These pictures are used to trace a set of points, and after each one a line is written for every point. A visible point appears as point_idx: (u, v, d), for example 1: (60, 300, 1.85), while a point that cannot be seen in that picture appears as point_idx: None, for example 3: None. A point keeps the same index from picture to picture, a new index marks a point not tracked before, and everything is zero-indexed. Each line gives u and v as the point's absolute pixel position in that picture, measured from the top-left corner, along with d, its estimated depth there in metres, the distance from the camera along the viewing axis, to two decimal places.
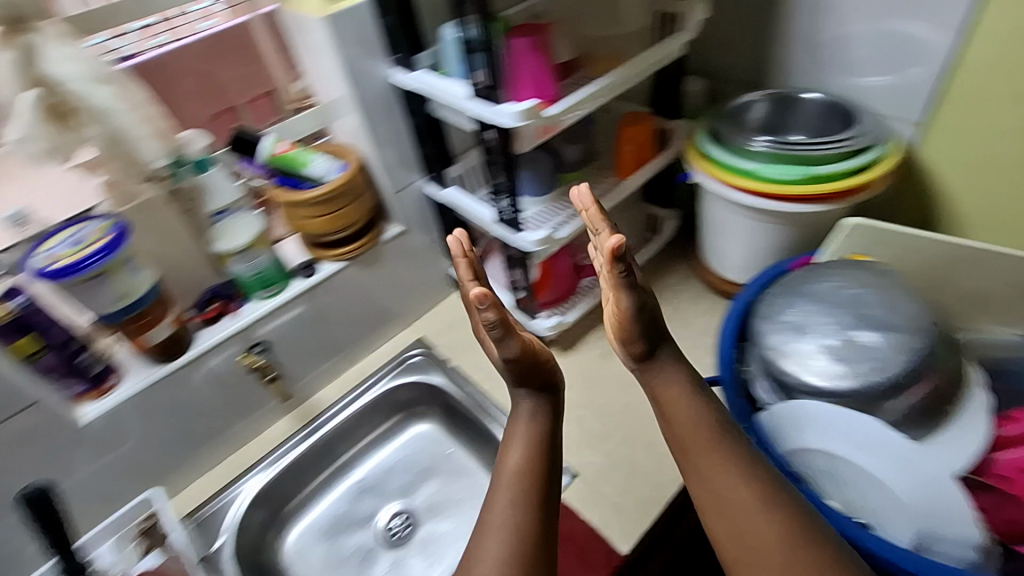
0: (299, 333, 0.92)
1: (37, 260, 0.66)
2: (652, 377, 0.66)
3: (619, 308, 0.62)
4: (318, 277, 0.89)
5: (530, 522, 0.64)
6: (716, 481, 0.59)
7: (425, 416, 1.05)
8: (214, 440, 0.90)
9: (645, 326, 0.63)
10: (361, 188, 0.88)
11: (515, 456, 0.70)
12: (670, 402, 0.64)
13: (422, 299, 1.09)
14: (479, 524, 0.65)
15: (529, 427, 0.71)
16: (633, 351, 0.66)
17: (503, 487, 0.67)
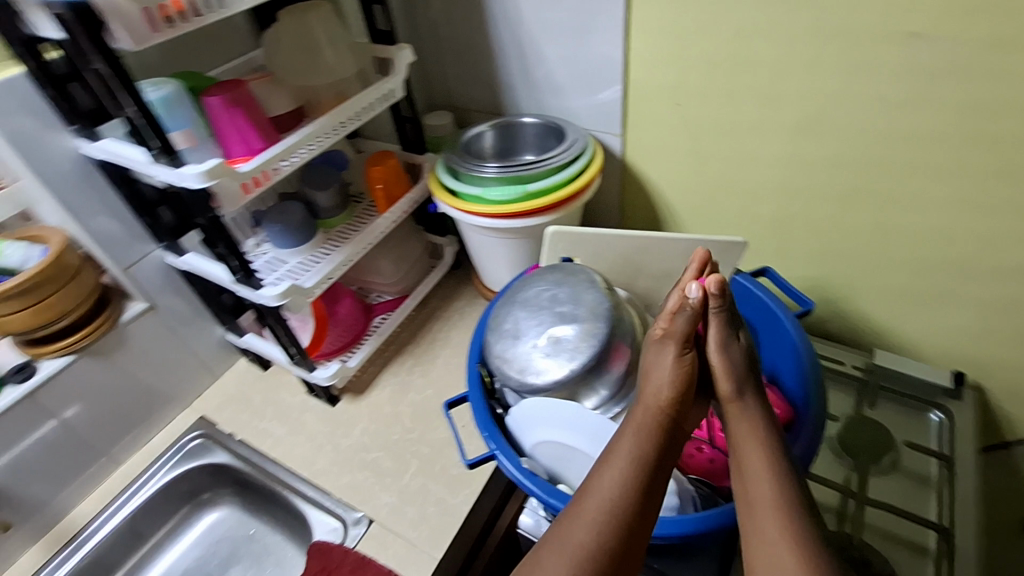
0: (31, 445, 0.81)
1: None
2: (736, 418, 0.62)
3: (720, 352, 0.63)
4: (36, 379, 0.79)
5: (628, 507, 0.55)
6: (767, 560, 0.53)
7: (218, 498, 0.98)
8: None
9: (747, 364, 0.63)
10: (70, 271, 0.78)
11: (608, 477, 0.57)
12: (750, 459, 0.59)
13: (198, 377, 1.02)
14: (573, 513, 0.56)
15: (639, 420, 0.60)
16: (724, 383, 0.63)
17: (595, 519, 0.55)
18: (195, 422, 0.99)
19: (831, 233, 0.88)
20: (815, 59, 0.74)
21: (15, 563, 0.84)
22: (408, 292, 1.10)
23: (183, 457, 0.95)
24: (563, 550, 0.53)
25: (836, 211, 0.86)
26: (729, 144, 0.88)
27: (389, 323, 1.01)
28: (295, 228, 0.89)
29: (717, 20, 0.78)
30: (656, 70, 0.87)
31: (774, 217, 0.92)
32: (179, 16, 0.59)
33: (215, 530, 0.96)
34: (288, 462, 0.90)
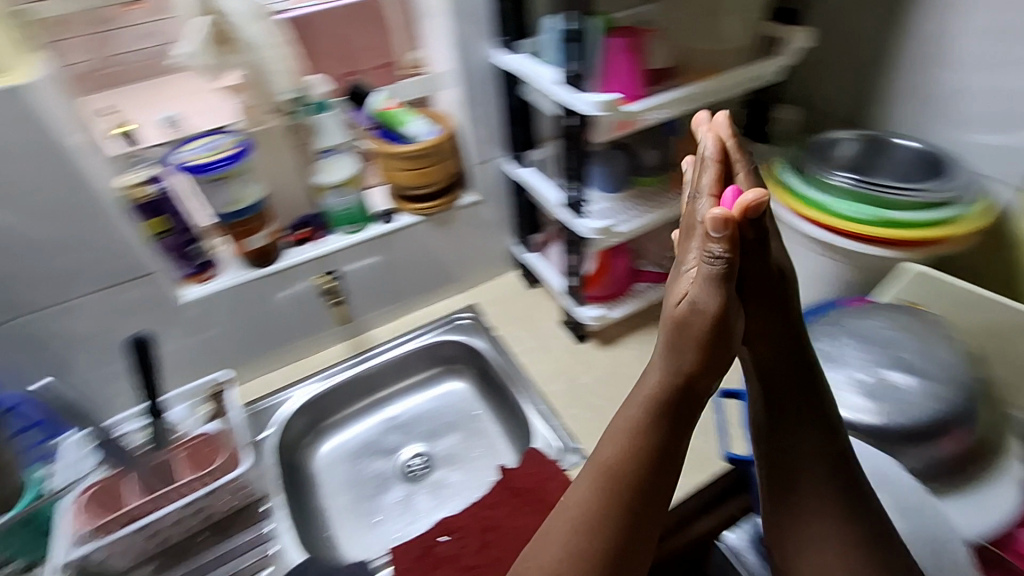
0: (370, 271, 1.03)
1: (178, 157, 0.78)
2: (801, 417, 0.63)
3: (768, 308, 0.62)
4: (395, 225, 0.99)
5: (647, 454, 0.54)
6: (808, 507, 0.64)
7: (460, 376, 1.12)
8: (285, 348, 1.03)
9: (787, 321, 0.61)
10: (448, 152, 0.96)
11: (626, 415, 0.55)
12: (804, 406, 0.63)
13: (481, 271, 1.18)
14: (599, 465, 0.55)
15: (668, 351, 0.54)
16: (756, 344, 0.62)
17: (616, 456, 0.55)
18: (467, 306, 1.15)
19: None
20: None
21: (324, 352, 1.08)
22: None
23: (451, 330, 1.11)
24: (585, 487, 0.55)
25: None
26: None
27: None
28: (615, 175, 0.96)
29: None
30: None
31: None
32: None
33: (451, 398, 1.09)
34: (532, 373, 1.01)
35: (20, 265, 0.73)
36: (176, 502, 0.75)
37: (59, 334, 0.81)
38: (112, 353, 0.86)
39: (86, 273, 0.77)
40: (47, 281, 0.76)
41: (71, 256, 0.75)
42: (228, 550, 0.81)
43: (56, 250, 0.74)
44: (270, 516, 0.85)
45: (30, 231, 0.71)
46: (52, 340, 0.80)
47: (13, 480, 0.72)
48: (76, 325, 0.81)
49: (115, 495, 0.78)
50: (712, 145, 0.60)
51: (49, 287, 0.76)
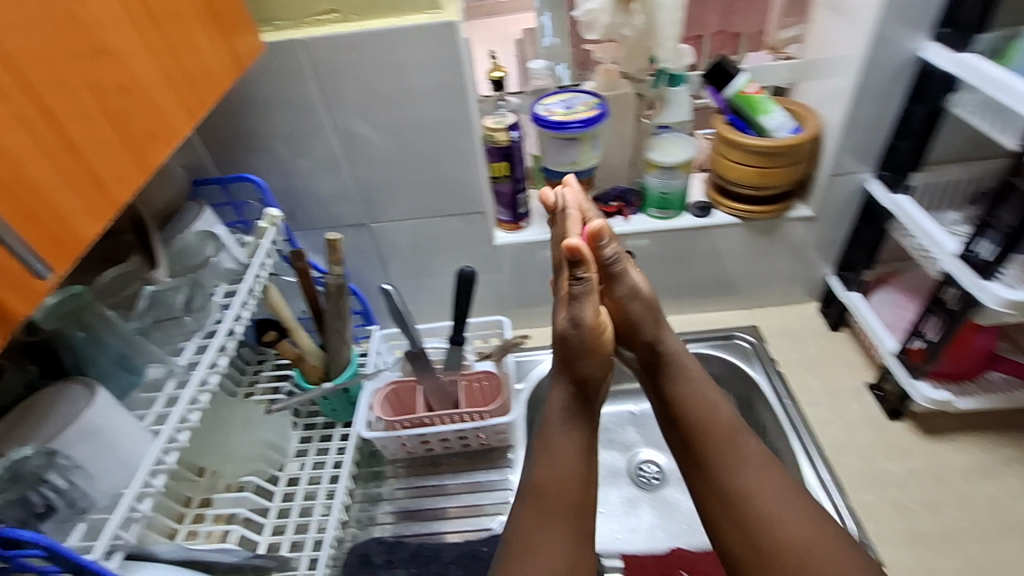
0: (663, 261, 0.96)
1: (538, 108, 0.78)
2: (670, 366, 0.69)
3: (661, 333, 0.69)
4: (709, 221, 0.90)
5: (577, 465, 0.63)
6: (744, 472, 0.62)
7: (717, 398, 1.01)
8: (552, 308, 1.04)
9: (644, 317, 0.67)
10: (801, 156, 0.82)
11: (552, 470, 0.62)
12: (679, 405, 0.67)
13: (777, 292, 1.02)
14: (541, 483, 0.62)
15: (563, 391, 0.65)
16: (670, 347, 0.69)
17: (562, 485, 0.61)
18: (749, 326, 1.00)
19: None
20: None
21: None
22: None
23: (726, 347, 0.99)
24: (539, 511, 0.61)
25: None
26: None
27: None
28: None
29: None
30: None
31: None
32: None
33: None
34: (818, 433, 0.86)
35: (392, 179, 0.83)
36: (449, 426, 0.82)
37: (394, 243, 0.92)
38: (424, 270, 0.96)
39: (433, 197, 0.85)
40: (403, 197, 0.85)
41: (428, 180, 0.83)
42: (472, 480, 0.87)
43: (420, 173, 0.82)
44: (511, 466, 0.87)
45: (407, 153, 0.80)
46: (387, 246, 0.92)
47: (341, 354, 0.85)
48: (409, 240, 0.91)
49: (403, 396, 0.89)
50: (572, 205, 0.68)
51: (403, 202, 0.86)
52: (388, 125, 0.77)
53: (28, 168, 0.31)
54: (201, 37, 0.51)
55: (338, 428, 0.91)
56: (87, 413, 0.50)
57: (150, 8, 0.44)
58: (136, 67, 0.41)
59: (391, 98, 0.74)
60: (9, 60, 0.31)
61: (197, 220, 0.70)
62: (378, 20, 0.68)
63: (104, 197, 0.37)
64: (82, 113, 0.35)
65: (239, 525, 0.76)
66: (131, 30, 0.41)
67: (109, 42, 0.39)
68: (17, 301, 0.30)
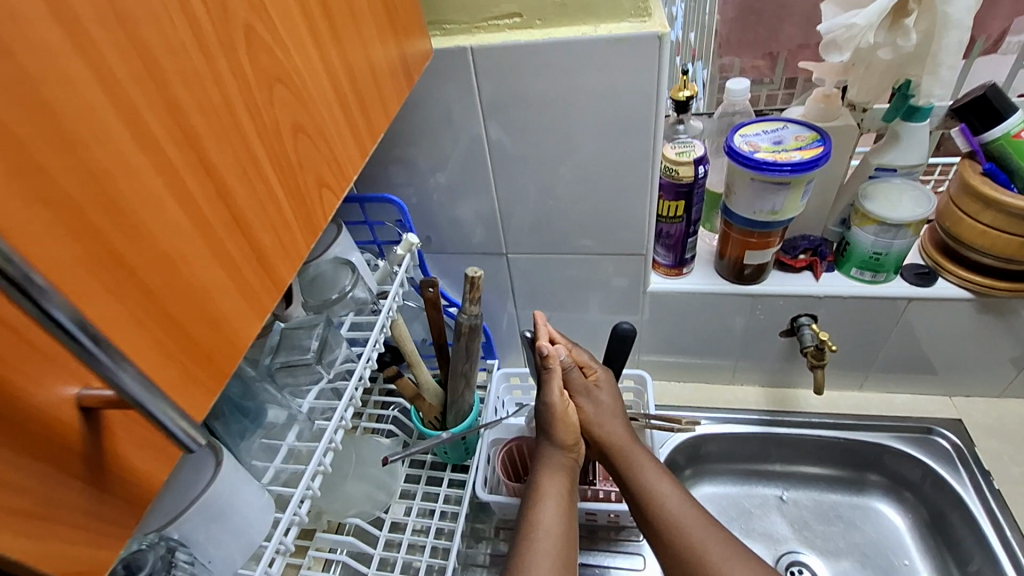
0: (851, 329, 0.78)
1: (736, 139, 0.64)
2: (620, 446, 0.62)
3: (611, 423, 0.63)
4: (931, 291, 0.71)
5: (560, 520, 0.57)
6: (703, 539, 0.55)
7: (898, 502, 0.82)
8: (697, 365, 0.88)
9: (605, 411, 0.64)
10: None
11: (548, 513, 0.57)
12: (632, 495, 0.60)
13: (991, 382, 0.81)
14: (541, 528, 0.56)
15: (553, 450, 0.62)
16: (622, 440, 0.62)
17: (551, 536, 0.55)
18: (949, 420, 0.81)
19: None
20: None
21: (736, 388, 0.89)
22: None
23: (921, 444, 0.79)
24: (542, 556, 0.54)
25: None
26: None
27: None
28: None
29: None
30: None
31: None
32: None
33: (870, 520, 0.82)
34: None
35: (542, 208, 0.72)
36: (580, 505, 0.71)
37: (529, 275, 0.80)
38: (557, 307, 0.84)
39: (586, 230, 0.73)
40: (551, 226, 0.73)
41: (585, 212, 0.71)
42: (590, 564, 0.74)
43: (575, 203, 0.70)
44: (639, 553, 0.75)
45: (566, 181, 0.68)
46: (519, 276, 0.81)
47: (464, 402, 0.76)
48: (546, 273, 0.80)
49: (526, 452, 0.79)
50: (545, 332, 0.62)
51: (549, 233, 0.75)
52: (549, 148, 0.65)
53: (192, 277, 0.24)
54: (376, 45, 0.41)
55: (445, 471, 0.82)
56: (205, 487, 0.44)
57: (332, 20, 0.35)
58: (314, 100, 0.33)
59: (562, 116, 0.62)
60: (166, 131, 0.23)
61: (333, 244, 0.62)
62: (566, 28, 0.57)
63: (250, 295, 0.28)
64: (250, 175, 0.28)
65: (341, 559, 0.70)
66: (310, 50, 0.33)
67: (289, 74, 0.31)
68: (126, 485, 0.24)
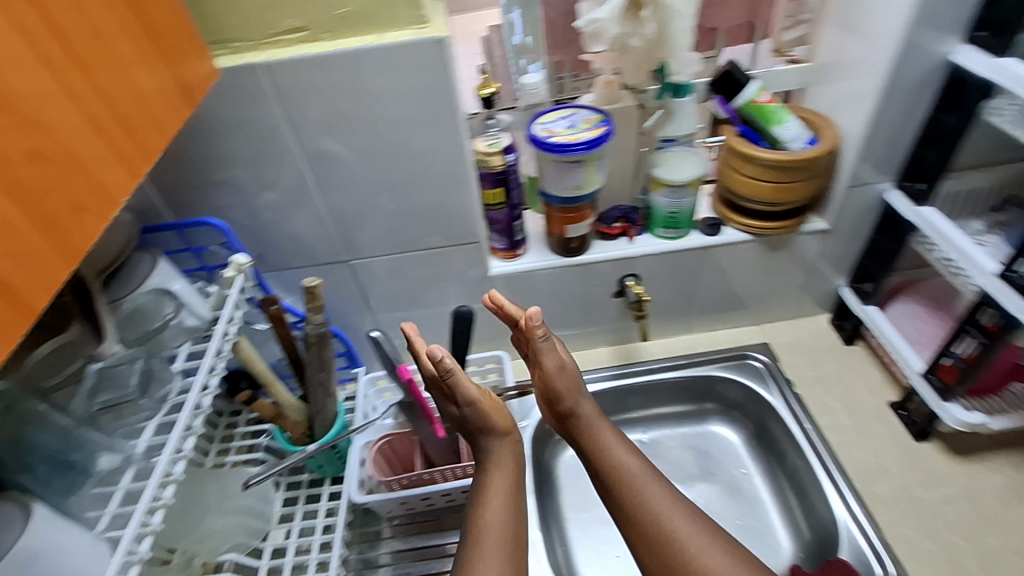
0: (669, 282, 0.89)
1: (535, 128, 0.71)
2: (581, 424, 0.66)
3: (579, 398, 0.67)
4: (721, 239, 0.84)
5: (508, 514, 0.60)
6: (661, 505, 0.60)
7: (731, 422, 0.95)
8: (549, 337, 0.96)
9: (566, 382, 0.66)
10: (820, 168, 0.77)
11: (494, 510, 0.59)
12: (595, 462, 0.64)
13: (785, 306, 0.97)
14: (487, 533, 0.58)
15: (506, 450, 0.63)
16: (581, 414, 0.67)
17: (500, 532, 0.58)
18: (758, 344, 0.95)
19: None
20: None
21: (589, 350, 0.99)
22: None
23: (739, 369, 0.93)
24: (490, 553, 0.57)
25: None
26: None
27: None
28: None
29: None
30: None
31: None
32: None
33: (712, 442, 0.95)
34: (843, 460, 0.80)
35: (373, 212, 0.74)
36: (448, 486, 0.72)
37: (377, 278, 0.82)
38: (413, 305, 0.87)
39: (421, 227, 0.77)
40: (388, 228, 0.76)
41: (415, 210, 0.75)
42: None
43: (404, 204, 0.74)
44: (519, 517, 0.80)
45: (390, 183, 0.71)
46: (368, 281, 0.83)
47: (327, 410, 0.75)
48: (394, 275, 0.82)
49: (397, 446, 0.80)
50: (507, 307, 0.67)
51: (387, 236, 0.77)
52: (367, 153, 0.68)
53: None
54: (136, 68, 0.41)
55: (325, 485, 0.82)
56: (16, 545, 0.41)
57: (68, 46, 0.35)
58: (56, 125, 0.33)
59: (372, 121, 0.65)
60: None
61: (150, 274, 0.60)
62: (355, 39, 0.60)
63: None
64: None
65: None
66: (41, 76, 0.33)
67: (16, 101, 0.31)
68: None
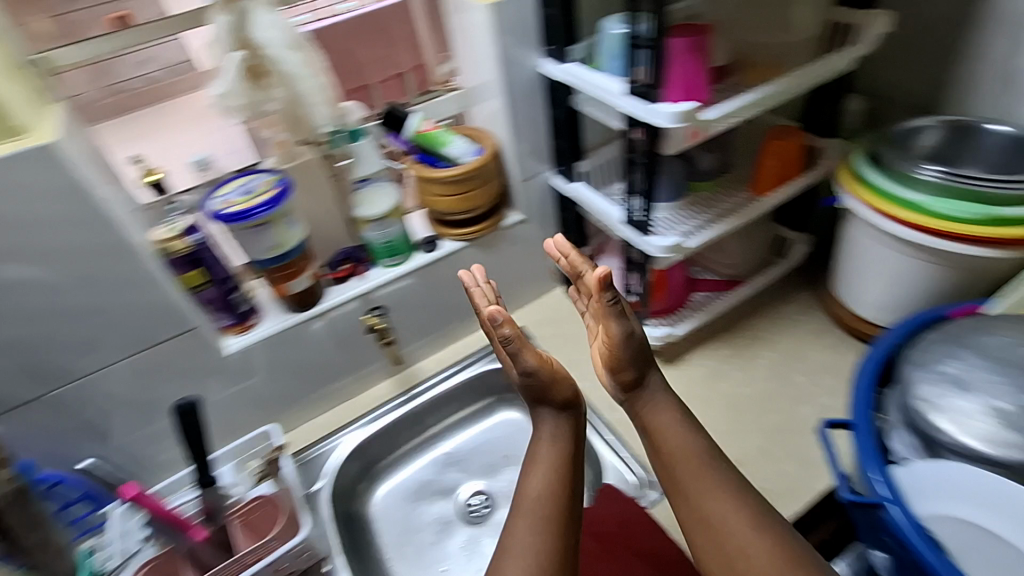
0: (415, 303, 0.96)
1: (212, 202, 0.72)
2: (643, 406, 0.70)
3: (625, 372, 0.70)
4: (440, 253, 0.93)
5: (561, 490, 0.66)
6: (717, 512, 0.61)
7: (513, 404, 1.06)
8: (326, 390, 0.97)
9: (634, 354, 0.69)
10: (492, 172, 0.90)
11: (536, 482, 0.67)
12: (658, 436, 0.68)
13: (525, 290, 1.11)
14: (523, 512, 0.64)
15: (550, 449, 0.69)
16: (649, 383, 0.71)
17: (534, 507, 0.64)
18: None
19: None
20: None
21: (370, 390, 1.02)
22: (743, 279, 1.03)
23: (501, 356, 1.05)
24: (526, 525, 0.63)
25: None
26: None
27: (718, 303, 0.98)
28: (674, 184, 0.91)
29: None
30: None
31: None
32: None
33: (504, 428, 1.04)
34: (596, 401, 0.94)
35: (67, 330, 0.68)
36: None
37: (97, 403, 0.74)
38: (154, 415, 0.80)
39: (124, 334, 0.71)
40: (83, 346, 0.70)
41: (108, 318, 0.69)
42: None
43: (90, 316, 0.68)
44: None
45: (61, 299, 0.65)
46: (86, 410, 0.74)
47: (59, 567, 0.66)
48: (115, 392, 0.75)
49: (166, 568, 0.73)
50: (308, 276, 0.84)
51: (87, 353, 0.70)
52: (17, 277, 0.62)
53: None
54: None
55: None
56: None
57: None
58: None
59: (5, 242, 0.60)
60: None
61: None
62: None
63: None
64: None
65: None
66: None
67: None
68: None
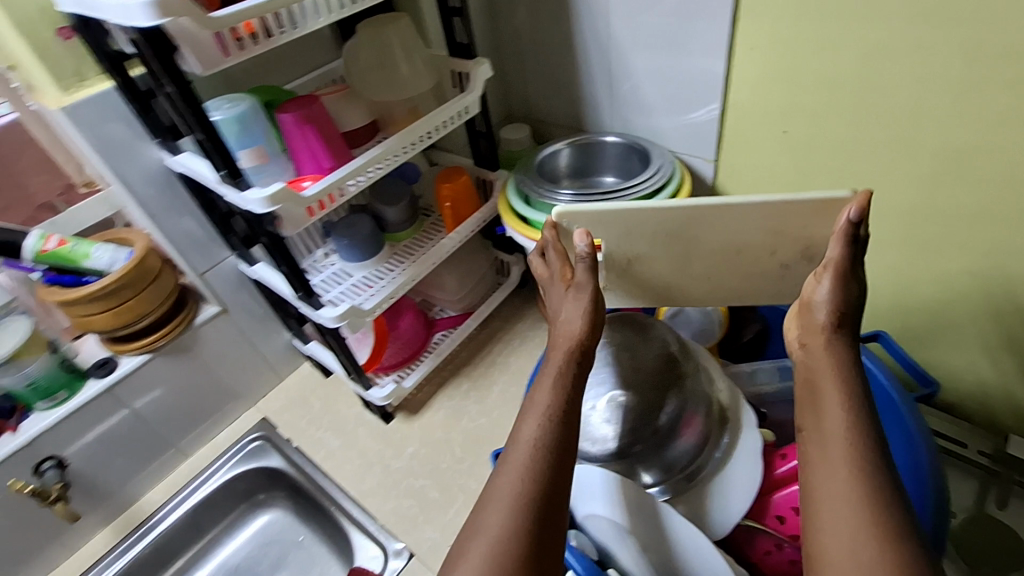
0: (105, 436, 0.85)
1: None
2: (812, 352, 0.57)
3: (817, 317, 0.57)
4: (116, 375, 0.83)
5: (555, 436, 0.53)
6: (830, 482, 0.48)
7: (267, 503, 0.98)
8: (23, 564, 0.82)
9: (847, 316, 0.56)
10: (152, 274, 0.82)
11: (530, 424, 0.54)
12: (812, 401, 0.54)
13: (263, 376, 1.04)
14: (511, 450, 0.53)
15: (556, 374, 0.57)
16: (845, 340, 0.56)
17: (518, 456, 0.52)
18: (256, 423, 1.00)
19: (977, 276, 0.73)
20: (926, 105, 0.65)
21: (87, 544, 0.88)
22: (471, 311, 1.06)
23: (239, 456, 0.96)
24: (504, 482, 0.50)
25: (979, 251, 0.71)
26: (855, 166, 0.75)
27: (450, 342, 0.99)
28: (362, 242, 0.89)
29: (865, 23, 0.64)
30: (754, 95, 0.78)
31: (906, 237, 0.76)
32: (250, 38, 0.56)
33: (265, 532, 0.96)
34: (339, 478, 0.90)
35: None
36: None
37: None
38: None
39: None
40: None
41: None
42: None
43: None
44: None
45: None
46: None
47: None
48: None
49: None
50: None
51: None
52: None
53: None
54: None
55: None
56: None
57: None
58: None
59: None
60: None
61: None
62: None
63: None
64: None
65: None
66: None
67: None
68: None
